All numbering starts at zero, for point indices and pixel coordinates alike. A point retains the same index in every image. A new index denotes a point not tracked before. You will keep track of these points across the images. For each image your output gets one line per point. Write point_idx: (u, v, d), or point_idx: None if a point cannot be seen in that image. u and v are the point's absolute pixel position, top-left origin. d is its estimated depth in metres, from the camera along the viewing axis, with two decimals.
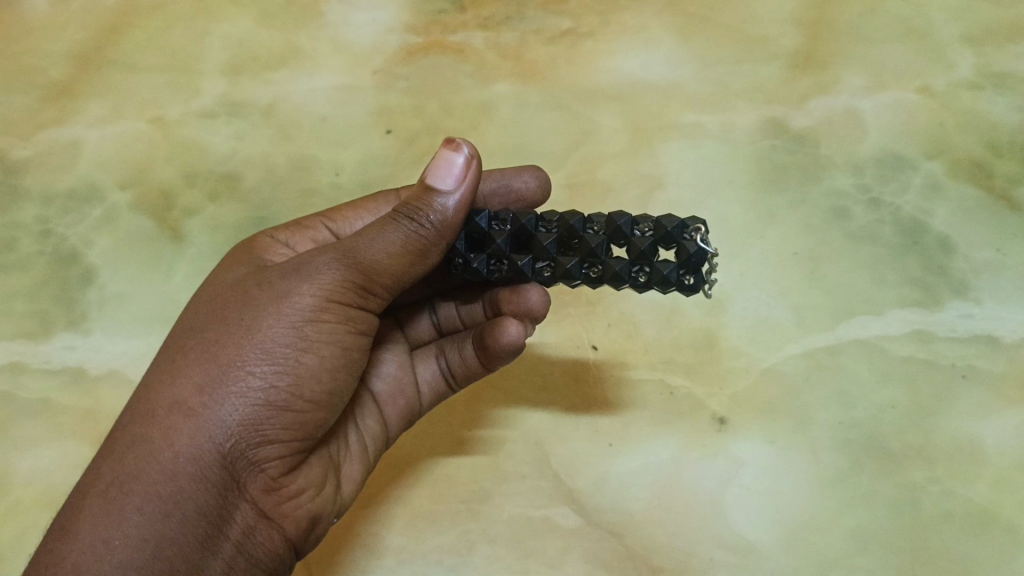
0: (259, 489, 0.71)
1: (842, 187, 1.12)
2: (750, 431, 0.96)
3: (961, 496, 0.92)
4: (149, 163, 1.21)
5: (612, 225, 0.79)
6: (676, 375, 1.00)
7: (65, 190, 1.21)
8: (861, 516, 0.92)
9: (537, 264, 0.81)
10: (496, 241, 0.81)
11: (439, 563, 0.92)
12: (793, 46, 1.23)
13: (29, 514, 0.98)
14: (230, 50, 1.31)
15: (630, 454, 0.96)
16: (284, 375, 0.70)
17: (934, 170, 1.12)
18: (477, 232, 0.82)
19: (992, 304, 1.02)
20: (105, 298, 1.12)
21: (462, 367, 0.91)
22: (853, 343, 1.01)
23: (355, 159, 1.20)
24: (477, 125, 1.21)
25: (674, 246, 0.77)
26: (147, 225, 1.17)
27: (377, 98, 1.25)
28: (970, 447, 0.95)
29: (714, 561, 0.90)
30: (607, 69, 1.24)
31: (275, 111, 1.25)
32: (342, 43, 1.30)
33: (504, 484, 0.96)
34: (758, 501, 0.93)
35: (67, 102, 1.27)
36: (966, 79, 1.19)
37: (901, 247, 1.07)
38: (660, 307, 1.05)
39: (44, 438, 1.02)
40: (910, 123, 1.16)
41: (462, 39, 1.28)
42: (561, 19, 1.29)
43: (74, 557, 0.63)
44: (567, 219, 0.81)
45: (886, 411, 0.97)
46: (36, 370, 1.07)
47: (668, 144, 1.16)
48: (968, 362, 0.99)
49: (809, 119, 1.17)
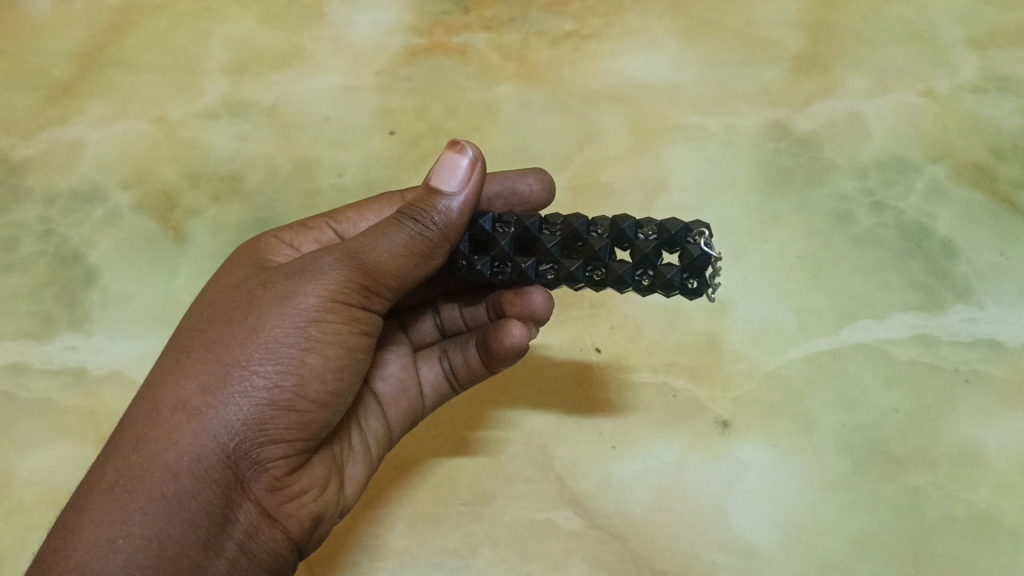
0: (262, 489, 0.71)
1: (846, 190, 1.12)
2: (753, 434, 0.96)
3: (965, 501, 0.92)
4: (152, 163, 1.21)
5: (615, 228, 0.79)
6: (679, 378, 1.00)
7: (67, 190, 1.20)
8: (864, 521, 0.92)
9: (540, 267, 0.81)
10: (500, 243, 0.81)
11: (442, 566, 0.91)
12: (797, 49, 1.23)
13: (31, 515, 0.98)
14: (233, 51, 1.30)
15: (634, 457, 0.96)
16: (288, 375, 0.70)
17: (938, 174, 1.12)
18: (481, 234, 0.82)
19: (995, 309, 1.02)
20: (107, 299, 1.11)
21: (465, 369, 0.91)
22: (857, 346, 1.01)
23: (358, 160, 1.20)
24: (480, 127, 1.21)
25: (676, 250, 0.77)
26: (150, 225, 1.17)
27: (380, 99, 1.24)
28: (973, 451, 0.95)
29: (717, 565, 0.90)
30: (611, 71, 1.23)
31: (278, 112, 1.24)
32: (345, 44, 1.29)
33: (507, 487, 0.95)
34: (761, 505, 0.93)
35: (69, 102, 1.27)
36: (970, 82, 1.19)
37: (904, 251, 1.07)
38: (663, 310, 1.04)
39: (45, 439, 1.02)
40: (913, 126, 1.16)
41: (465, 41, 1.28)
42: (565, 21, 1.29)
43: (78, 556, 0.63)
44: (571, 222, 0.81)
45: (889, 415, 0.97)
46: (38, 370, 1.07)
47: (671, 146, 1.16)
48: (971, 366, 0.99)
49: (813, 122, 1.17)
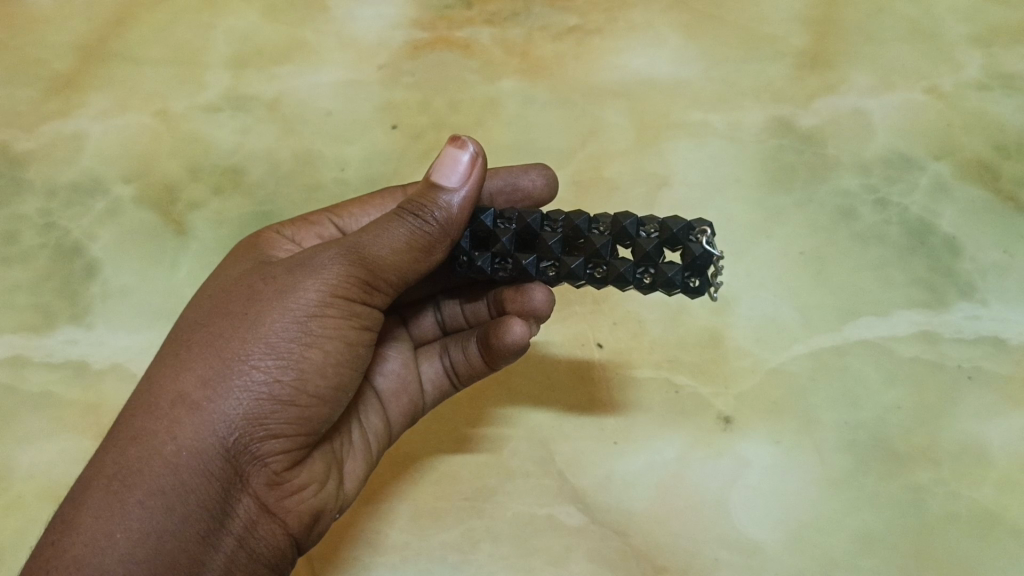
0: (262, 484, 0.71)
1: (849, 187, 1.12)
2: (756, 431, 0.96)
3: (967, 498, 0.92)
4: (154, 157, 1.21)
5: (616, 227, 0.79)
6: (682, 374, 1.00)
7: (68, 183, 1.20)
8: (867, 518, 0.92)
9: (540, 263, 0.80)
10: (502, 240, 0.81)
11: (443, 561, 0.91)
12: (801, 45, 1.22)
13: (30, 508, 0.97)
14: (236, 44, 1.30)
15: (636, 453, 0.96)
16: (288, 369, 0.70)
17: (942, 171, 1.12)
18: (482, 230, 0.82)
19: (999, 306, 1.02)
20: (108, 292, 1.11)
21: (466, 365, 0.91)
22: (860, 343, 1.01)
23: (360, 154, 1.20)
24: (483, 121, 1.20)
25: (678, 249, 0.77)
26: (151, 219, 1.16)
27: (383, 94, 1.24)
28: (976, 449, 0.94)
29: (720, 561, 0.90)
30: (614, 67, 1.23)
31: (280, 106, 1.24)
32: (348, 38, 1.29)
33: (508, 482, 0.95)
34: (764, 502, 0.93)
35: (71, 95, 1.27)
36: (974, 80, 1.19)
37: (908, 248, 1.07)
38: (666, 306, 1.04)
39: (45, 432, 1.02)
40: (917, 124, 1.16)
41: (468, 35, 1.28)
42: (569, 16, 1.28)
43: (76, 550, 0.62)
44: (573, 220, 0.81)
45: (892, 412, 0.96)
46: (38, 364, 1.06)
47: (675, 142, 1.16)
48: (974, 363, 0.99)
49: (817, 119, 1.16)
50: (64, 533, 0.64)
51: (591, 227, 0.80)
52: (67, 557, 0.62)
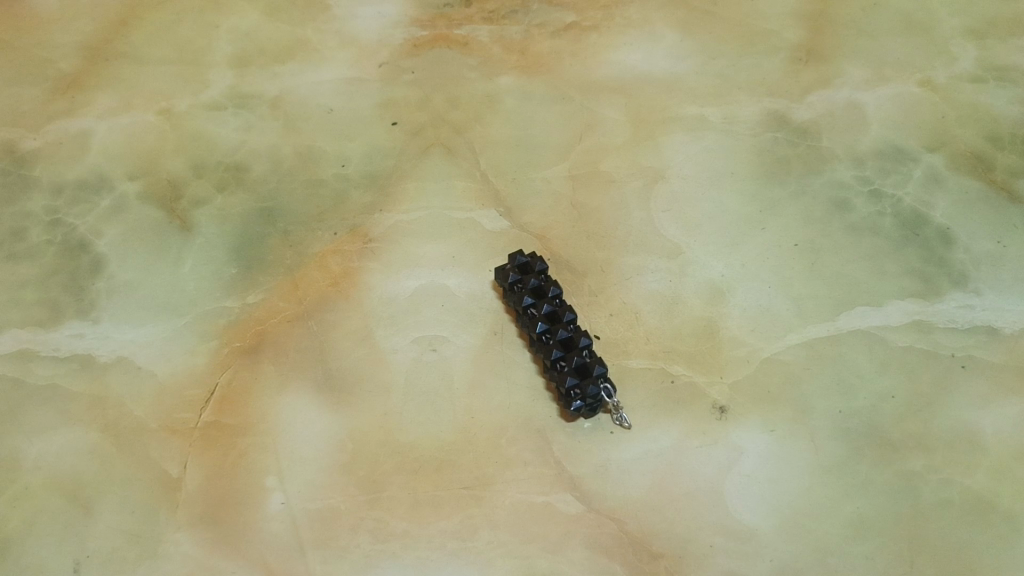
0: None
1: (843, 179, 1.13)
2: (750, 419, 0.97)
3: (961, 484, 0.93)
4: (160, 154, 1.23)
5: (549, 365, 0.97)
6: (676, 364, 1.01)
7: (74, 181, 1.21)
8: (860, 505, 0.92)
9: (525, 308, 1.00)
10: (522, 281, 1.01)
11: (442, 548, 0.92)
12: (795, 40, 1.25)
13: (36, 499, 0.97)
14: (239, 43, 1.32)
15: (631, 442, 0.97)
16: None
17: (935, 163, 1.13)
18: (521, 261, 1.03)
19: (991, 295, 1.03)
20: (114, 288, 1.12)
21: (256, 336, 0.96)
22: (853, 332, 1.02)
23: (360, 149, 1.21)
24: (481, 117, 1.22)
25: (577, 400, 0.94)
26: (156, 215, 1.18)
27: (383, 91, 1.26)
28: (969, 436, 0.95)
29: (714, 547, 0.91)
30: (611, 63, 1.25)
31: (282, 103, 1.26)
32: (349, 36, 1.32)
33: (507, 472, 0.96)
34: (759, 488, 0.94)
35: (76, 95, 1.29)
36: (969, 72, 1.21)
37: (901, 239, 1.08)
38: (661, 298, 1.06)
39: (51, 425, 1.02)
40: (911, 116, 1.17)
41: (467, 33, 1.31)
42: (566, 13, 1.32)
43: None
44: (536, 343, 1.00)
45: (885, 400, 0.98)
46: (46, 357, 1.07)
47: (671, 137, 1.18)
48: (967, 352, 1.00)
49: (810, 113, 1.18)
50: (96, 522, 0.95)
51: (544, 347, 0.98)
52: (117, 531, 0.95)
